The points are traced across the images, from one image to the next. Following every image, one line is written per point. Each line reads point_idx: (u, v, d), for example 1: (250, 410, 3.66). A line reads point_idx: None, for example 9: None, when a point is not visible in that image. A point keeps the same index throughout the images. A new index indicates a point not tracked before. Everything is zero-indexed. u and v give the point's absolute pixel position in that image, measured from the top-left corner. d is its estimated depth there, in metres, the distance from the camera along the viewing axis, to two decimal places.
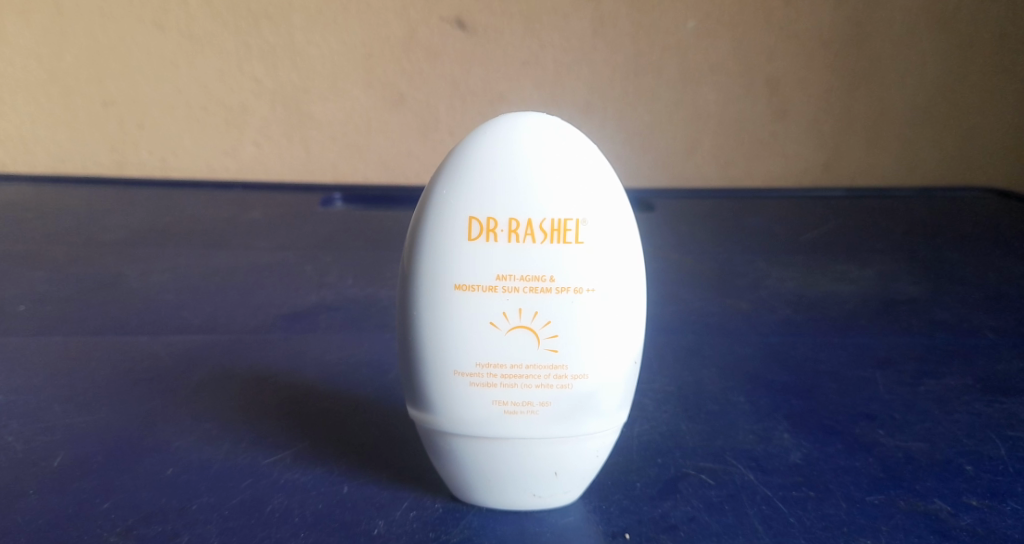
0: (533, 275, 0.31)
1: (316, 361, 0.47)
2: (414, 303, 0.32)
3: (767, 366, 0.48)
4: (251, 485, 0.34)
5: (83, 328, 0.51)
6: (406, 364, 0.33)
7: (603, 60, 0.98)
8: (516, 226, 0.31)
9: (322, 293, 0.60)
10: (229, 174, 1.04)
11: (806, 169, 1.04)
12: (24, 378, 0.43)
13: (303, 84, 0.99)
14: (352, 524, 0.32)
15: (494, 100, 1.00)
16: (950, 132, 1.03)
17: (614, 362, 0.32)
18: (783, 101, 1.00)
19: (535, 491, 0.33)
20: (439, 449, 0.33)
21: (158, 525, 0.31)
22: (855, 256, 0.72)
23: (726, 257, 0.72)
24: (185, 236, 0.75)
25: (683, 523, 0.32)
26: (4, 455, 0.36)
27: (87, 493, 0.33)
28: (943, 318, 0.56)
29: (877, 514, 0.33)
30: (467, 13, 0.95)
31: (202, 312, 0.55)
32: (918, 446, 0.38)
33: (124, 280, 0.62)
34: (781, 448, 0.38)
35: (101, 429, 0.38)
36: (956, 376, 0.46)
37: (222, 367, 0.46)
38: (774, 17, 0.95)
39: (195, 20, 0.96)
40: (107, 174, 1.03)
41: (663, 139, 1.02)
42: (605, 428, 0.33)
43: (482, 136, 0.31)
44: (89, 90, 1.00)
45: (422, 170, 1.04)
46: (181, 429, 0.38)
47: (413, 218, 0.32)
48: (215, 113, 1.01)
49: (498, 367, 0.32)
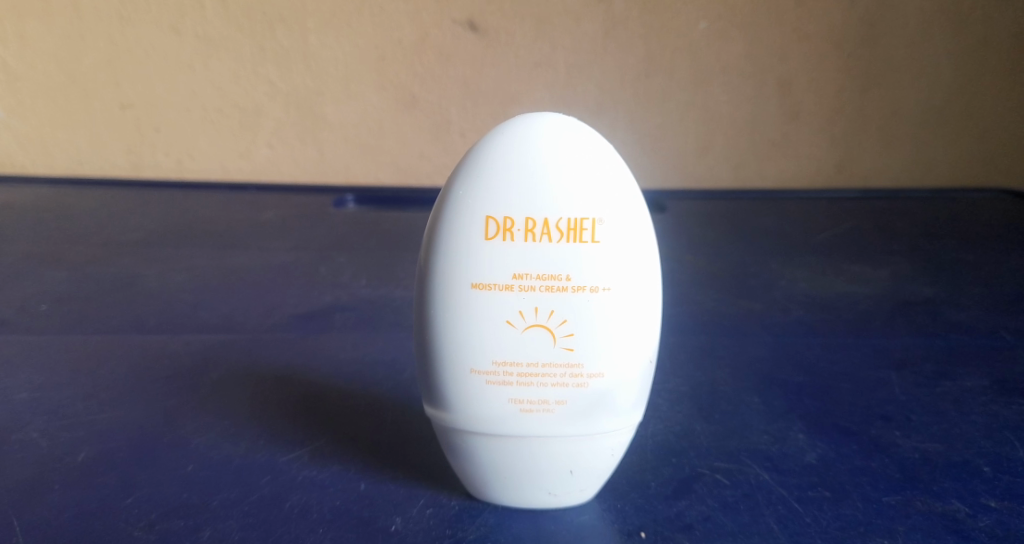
0: (549, 274, 0.31)
1: (332, 360, 0.48)
2: (431, 300, 0.32)
3: (781, 367, 0.48)
4: (270, 482, 0.34)
5: (103, 327, 0.52)
6: (424, 363, 0.33)
7: (615, 61, 0.98)
8: (533, 225, 0.31)
9: (336, 293, 0.61)
10: (243, 176, 1.05)
11: (819, 171, 1.04)
12: (47, 375, 0.44)
13: (316, 86, 1.00)
14: (370, 520, 0.32)
15: (506, 101, 1.00)
16: (964, 133, 1.02)
17: (630, 360, 0.32)
18: (795, 102, 1.00)
19: (551, 489, 0.33)
20: (455, 447, 0.33)
21: (181, 520, 0.31)
22: (869, 258, 0.72)
23: (739, 258, 0.72)
24: (201, 237, 0.76)
25: (698, 522, 0.32)
26: (29, 450, 0.36)
27: (110, 489, 0.33)
28: (959, 320, 0.56)
29: (895, 515, 0.33)
30: (479, 15, 0.96)
31: (218, 311, 0.56)
32: (934, 447, 0.38)
33: (142, 279, 0.63)
34: (797, 449, 0.38)
35: (122, 426, 0.39)
36: (973, 377, 0.46)
37: (240, 366, 0.46)
38: (786, 18, 0.95)
39: (211, 23, 0.97)
40: (124, 175, 1.05)
41: (674, 140, 1.02)
42: (621, 427, 0.33)
43: (499, 136, 0.31)
44: (107, 93, 1.02)
45: (433, 171, 1.04)
46: (201, 427, 0.39)
47: (430, 218, 0.32)
48: (230, 115, 1.02)
49: (514, 365, 0.32)
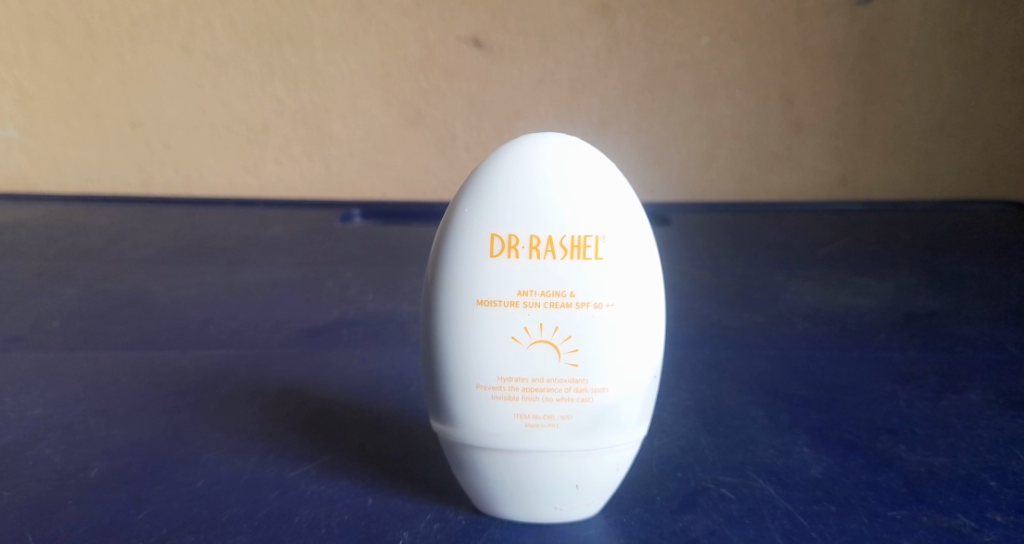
0: (554, 291, 0.32)
1: (340, 374, 0.48)
2: (437, 316, 0.32)
3: (786, 381, 0.48)
4: (279, 497, 0.35)
5: (115, 343, 0.53)
6: (431, 378, 0.33)
7: (619, 77, 0.99)
8: (538, 243, 0.31)
9: (343, 308, 0.61)
10: (252, 191, 1.06)
11: (823, 183, 1.04)
12: (60, 391, 0.45)
13: (324, 103, 1.01)
14: (378, 535, 0.32)
15: (511, 116, 1.01)
16: (969, 145, 1.02)
17: (634, 374, 0.33)
18: (798, 115, 1.01)
19: (557, 504, 0.33)
20: (461, 461, 0.33)
21: (192, 535, 0.32)
22: (874, 270, 0.72)
23: (743, 271, 0.73)
24: (210, 253, 0.77)
25: (704, 536, 0.33)
26: (43, 465, 0.37)
27: (123, 504, 0.34)
28: (964, 332, 0.56)
29: (900, 530, 0.33)
30: (484, 32, 0.97)
31: (228, 327, 0.56)
32: (940, 460, 0.38)
33: (152, 295, 0.63)
34: (801, 463, 0.38)
35: (134, 442, 0.39)
36: (978, 391, 0.46)
37: (249, 381, 0.47)
38: (787, 33, 0.96)
39: (220, 42, 0.98)
40: (134, 192, 1.06)
41: (678, 154, 1.03)
42: (625, 441, 0.33)
43: (504, 155, 0.32)
44: (119, 112, 1.03)
45: (439, 186, 1.05)
46: (211, 442, 0.39)
47: (436, 236, 0.33)
48: (238, 132, 1.03)
49: (520, 380, 0.32)
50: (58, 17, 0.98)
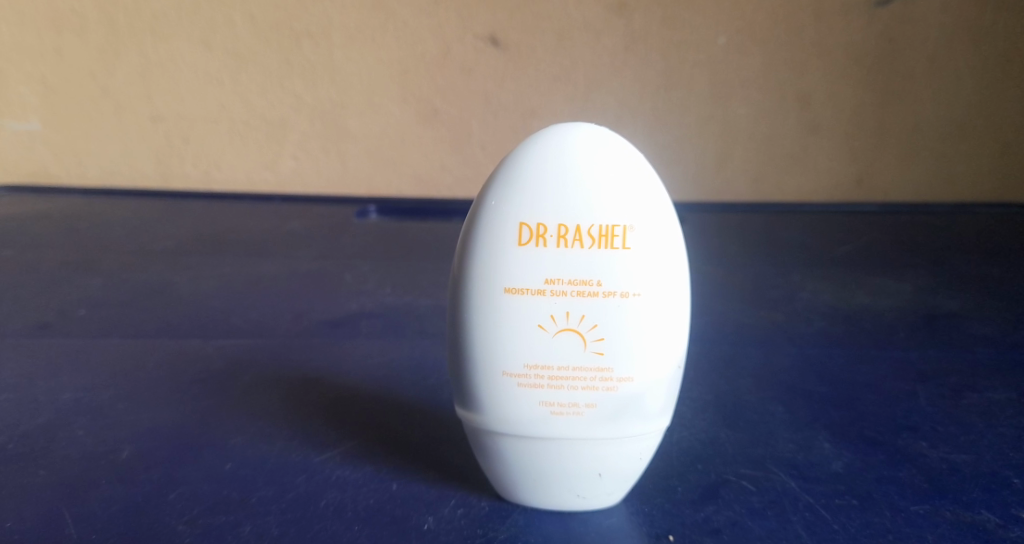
0: (581, 280, 0.32)
1: (361, 364, 0.49)
2: (464, 302, 0.33)
3: (806, 378, 0.48)
4: (305, 480, 0.35)
5: (139, 331, 0.53)
6: (457, 367, 0.34)
7: (635, 76, 0.99)
8: (565, 232, 0.32)
9: (362, 301, 0.61)
10: (269, 187, 1.07)
11: (838, 184, 1.04)
12: (88, 377, 0.45)
13: (341, 99, 1.02)
14: (403, 519, 0.33)
15: (526, 115, 1.01)
16: (988, 147, 1.02)
17: (660, 363, 0.33)
18: (815, 116, 1.00)
19: (580, 492, 0.33)
20: (484, 447, 0.34)
21: (222, 516, 0.32)
22: (890, 270, 0.72)
23: (759, 270, 0.72)
24: (229, 246, 0.77)
25: (726, 527, 0.33)
26: (75, 447, 0.38)
27: (152, 486, 0.34)
28: (983, 332, 0.56)
29: (924, 523, 0.33)
30: (501, 30, 0.97)
31: (249, 317, 0.57)
32: (963, 457, 0.38)
33: (173, 285, 0.64)
34: (823, 457, 0.38)
35: (160, 426, 0.40)
36: (1000, 389, 0.46)
37: (270, 371, 0.47)
38: (804, 33, 0.96)
39: (241, 38, 0.99)
40: (153, 185, 1.07)
41: (693, 153, 1.03)
42: (649, 431, 0.33)
43: (534, 143, 0.32)
44: (139, 105, 1.04)
45: (454, 183, 1.06)
46: (237, 428, 0.40)
47: (464, 224, 0.33)
48: (257, 128, 1.04)
49: (545, 369, 0.32)
50: (81, 12, 0.99)
